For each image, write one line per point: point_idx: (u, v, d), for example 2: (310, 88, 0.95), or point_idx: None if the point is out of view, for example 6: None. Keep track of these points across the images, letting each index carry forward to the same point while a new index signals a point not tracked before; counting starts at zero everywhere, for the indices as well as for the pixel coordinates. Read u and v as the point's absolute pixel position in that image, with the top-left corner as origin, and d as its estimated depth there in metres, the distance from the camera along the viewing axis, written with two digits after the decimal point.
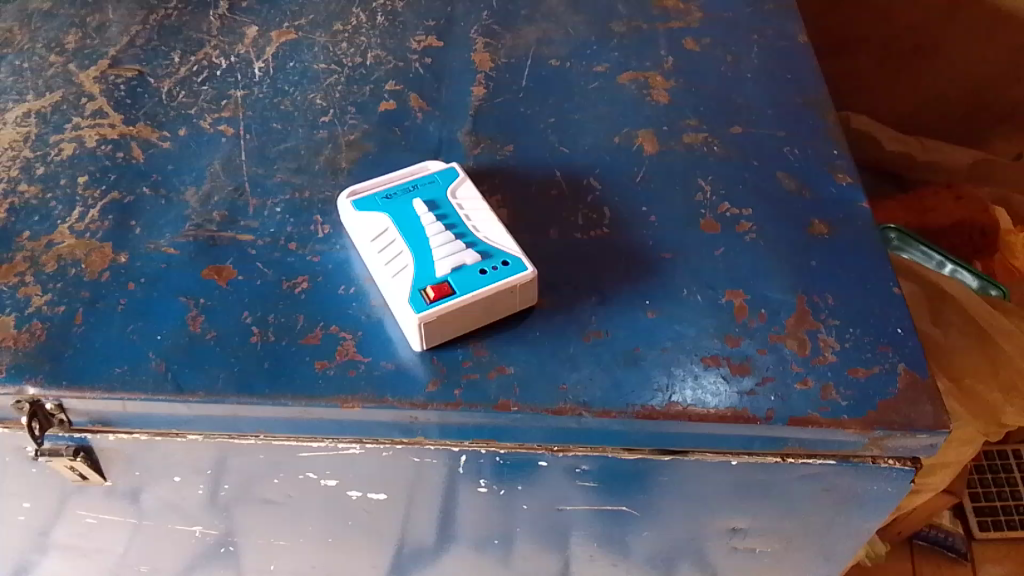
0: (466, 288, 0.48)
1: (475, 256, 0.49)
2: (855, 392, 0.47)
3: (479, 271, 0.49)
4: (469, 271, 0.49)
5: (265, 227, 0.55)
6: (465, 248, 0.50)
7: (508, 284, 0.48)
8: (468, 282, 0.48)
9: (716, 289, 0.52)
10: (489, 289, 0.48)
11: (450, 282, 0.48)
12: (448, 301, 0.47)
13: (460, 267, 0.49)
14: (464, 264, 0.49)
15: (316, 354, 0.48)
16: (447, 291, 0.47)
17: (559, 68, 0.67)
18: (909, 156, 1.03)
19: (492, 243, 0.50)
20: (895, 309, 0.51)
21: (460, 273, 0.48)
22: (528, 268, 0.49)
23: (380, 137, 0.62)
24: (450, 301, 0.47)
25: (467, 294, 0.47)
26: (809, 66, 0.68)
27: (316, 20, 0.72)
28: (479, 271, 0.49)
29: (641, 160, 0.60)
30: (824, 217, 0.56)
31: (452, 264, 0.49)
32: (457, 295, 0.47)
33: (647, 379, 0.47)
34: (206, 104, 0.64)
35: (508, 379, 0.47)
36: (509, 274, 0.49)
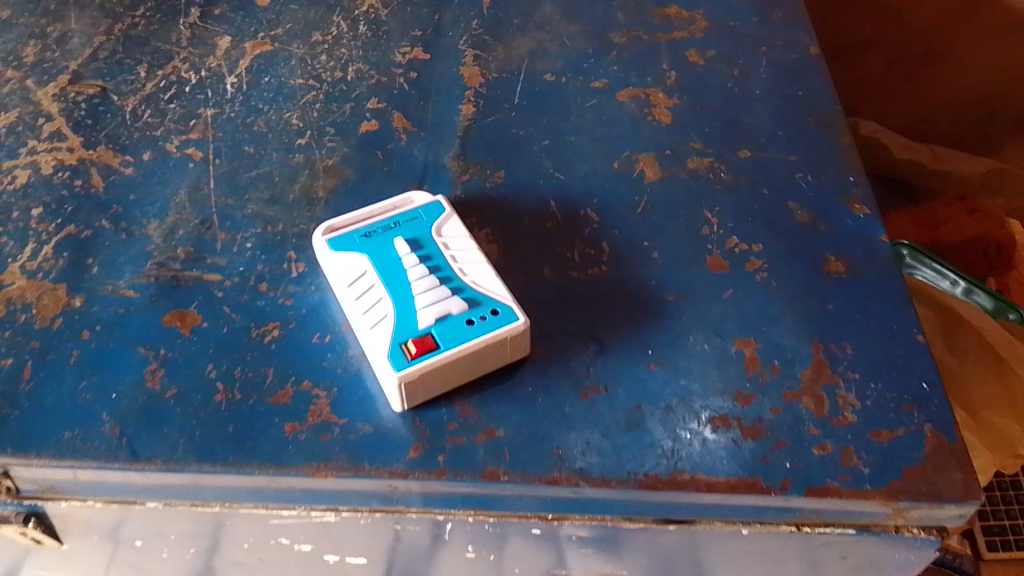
0: (451, 342, 0.43)
1: (461, 304, 0.45)
2: (877, 458, 0.43)
3: (465, 321, 0.44)
4: (455, 321, 0.44)
5: (234, 265, 0.51)
6: (451, 295, 0.45)
7: (497, 337, 0.44)
8: (453, 335, 0.44)
9: (724, 337, 0.48)
10: (476, 343, 0.43)
11: (433, 334, 0.44)
12: (431, 356, 0.43)
13: (444, 317, 0.44)
14: (449, 313, 0.44)
15: (286, 416, 0.44)
16: (431, 345, 0.43)
17: (555, 83, 0.63)
18: (920, 165, 0.97)
19: (480, 288, 0.46)
20: (920, 360, 0.47)
21: (444, 324, 0.44)
22: (519, 319, 0.45)
23: (360, 162, 0.57)
24: (433, 357, 0.43)
25: (451, 349, 0.43)
26: (822, 81, 0.63)
27: (294, 29, 0.67)
28: (466, 322, 0.44)
29: (642, 188, 0.56)
30: (841, 254, 0.52)
31: (437, 314, 0.44)
32: (441, 351, 0.43)
33: (650, 444, 0.43)
34: (173, 123, 0.59)
35: (498, 444, 0.43)
36: (499, 325, 0.44)
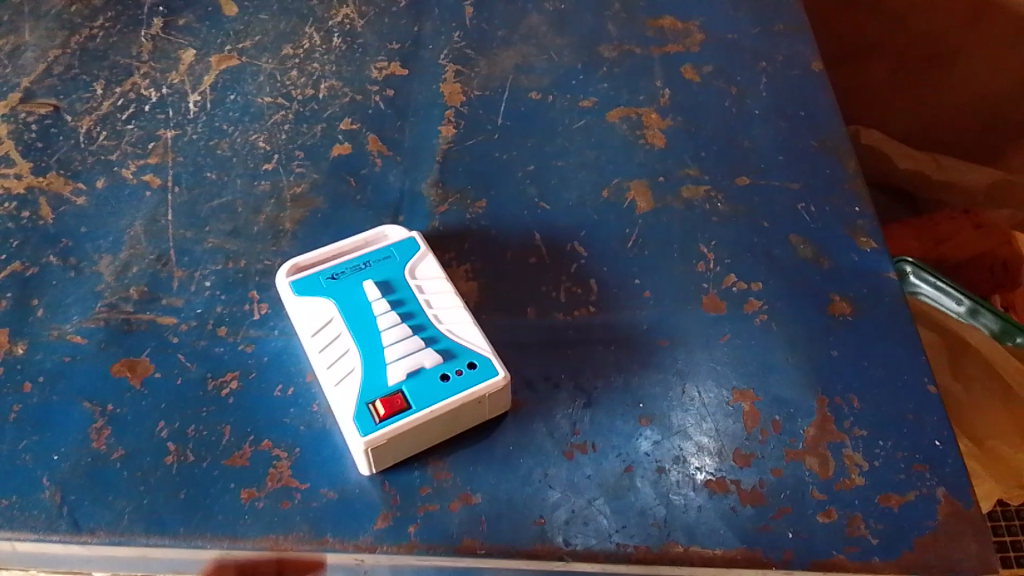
0: (423, 401, 0.40)
1: (436, 357, 0.41)
2: (886, 527, 0.39)
3: (440, 376, 0.41)
4: (428, 376, 0.41)
5: (191, 307, 0.47)
6: (425, 346, 0.42)
7: (474, 395, 0.40)
8: (426, 393, 0.40)
9: (720, 388, 0.44)
10: (451, 402, 0.40)
11: (404, 392, 0.40)
12: (401, 418, 0.39)
13: (417, 371, 0.41)
14: (422, 367, 0.41)
15: (243, 480, 0.40)
16: (401, 405, 0.40)
17: (540, 102, 0.59)
18: (922, 176, 0.93)
19: (457, 338, 0.43)
20: (932, 414, 0.43)
21: (416, 380, 0.40)
22: (498, 373, 0.41)
23: (331, 189, 0.53)
24: (404, 419, 0.39)
25: (424, 410, 0.39)
26: (826, 100, 0.59)
27: (263, 42, 0.62)
28: (440, 377, 0.41)
29: (633, 219, 0.52)
30: (846, 293, 0.48)
31: (409, 368, 0.41)
32: (413, 412, 0.39)
33: (640, 511, 0.40)
34: (130, 146, 0.55)
35: (475, 512, 0.40)
36: (476, 381, 0.41)
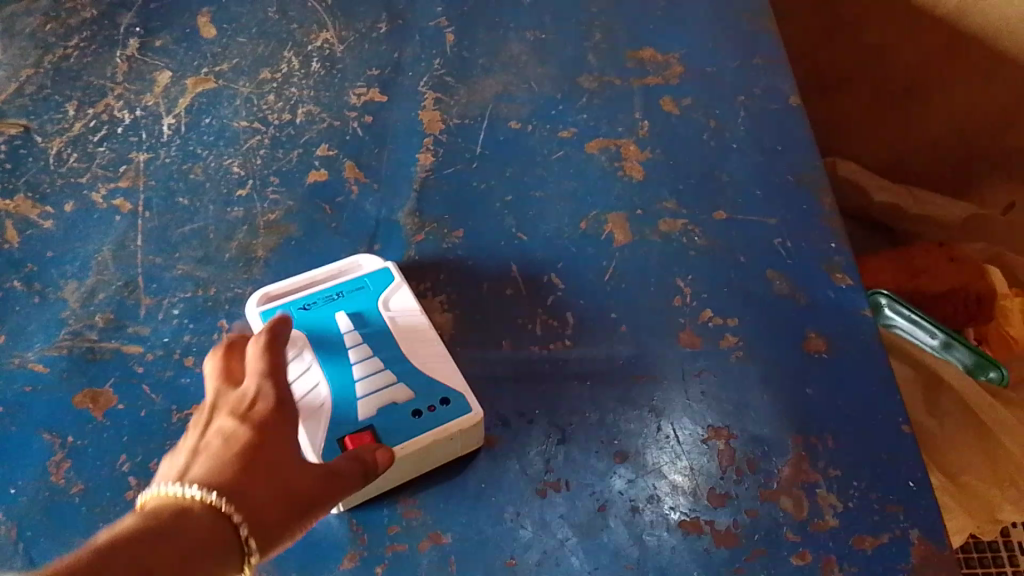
0: (393, 439, 0.39)
1: (407, 392, 0.41)
2: (860, 570, 0.39)
3: (412, 413, 0.40)
4: (400, 413, 0.40)
5: (158, 335, 0.46)
6: (396, 381, 0.41)
7: (446, 432, 0.40)
8: (396, 430, 0.39)
9: (696, 425, 0.44)
10: (423, 439, 0.39)
11: (374, 429, 0.39)
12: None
13: (388, 407, 0.40)
14: (394, 403, 0.40)
15: None
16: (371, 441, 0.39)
17: (520, 131, 0.58)
18: (898, 208, 0.92)
19: (430, 372, 0.42)
20: (907, 455, 0.43)
21: (387, 415, 0.40)
22: (471, 410, 0.41)
23: (305, 217, 0.52)
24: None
25: (394, 447, 0.39)
26: (806, 134, 0.59)
27: (240, 65, 0.62)
28: (412, 413, 0.40)
29: (610, 252, 0.52)
30: (822, 330, 0.48)
31: (379, 404, 0.40)
32: None
33: (613, 553, 0.40)
34: (101, 169, 0.54)
35: (444, 553, 0.39)
36: (448, 418, 0.40)
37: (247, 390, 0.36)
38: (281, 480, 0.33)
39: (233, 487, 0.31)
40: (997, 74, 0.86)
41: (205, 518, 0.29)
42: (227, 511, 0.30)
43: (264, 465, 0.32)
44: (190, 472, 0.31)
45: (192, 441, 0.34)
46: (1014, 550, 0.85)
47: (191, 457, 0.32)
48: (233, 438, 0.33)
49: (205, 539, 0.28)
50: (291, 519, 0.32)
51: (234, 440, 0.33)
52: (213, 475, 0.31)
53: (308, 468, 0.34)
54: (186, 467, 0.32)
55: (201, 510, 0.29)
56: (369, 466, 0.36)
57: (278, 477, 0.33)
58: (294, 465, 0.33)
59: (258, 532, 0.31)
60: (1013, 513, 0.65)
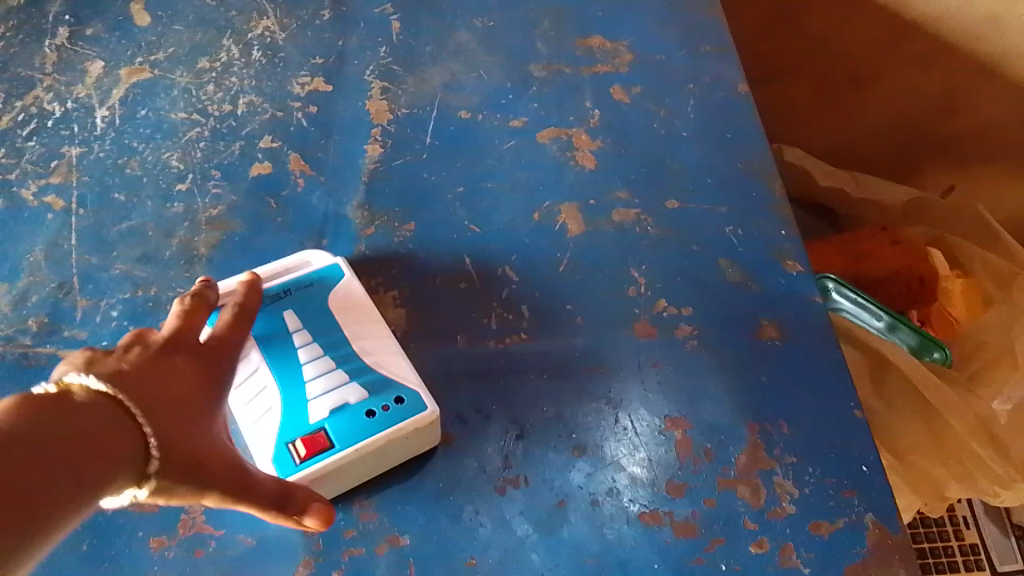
0: (347, 440, 0.38)
1: (360, 392, 0.40)
2: (817, 555, 0.40)
3: (365, 412, 0.39)
4: (353, 413, 0.39)
5: (95, 338, 0.44)
6: (348, 381, 0.40)
7: (401, 431, 0.39)
8: (350, 431, 0.38)
9: (653, 416, 0.44)
10: (378, 438, 0.38)
11: (326, 431, 0.38)
12: (323, 459, 0.37)
13: (341, 408, 0.39)
14: (346, 404, 0.39)
15: (151, 527, 0.38)
16: (324, 444, 0.38)
17: (470, 121, 0.57)
18: (842, 193, 0.94)
19: (383, 371, 0.41)
20: (860, 439, 0.43)
21: (340, 416, 0.39)
22: (427, 408, 0.40)
23: (249, 212, 0.51)
24: (327, 459, 0.37)
25: (348, 448, 0.38)
26: (756, 122, 0.59)
27: (177, 54, 0.59)
28: (366, 413, 0.39)
29: (564, 243, 0.51)
30: (775, 317, 0.48)
31: (331, 405, 0.39)
32: (336, 450, 0.38)
33: (574, 548, 0.39)
34: (31, 165, 0.52)
35: (402, 555, 0.39)
36: (403, 416, 0.39)
37: (207, 348, 0.36)
38: (204, 437, 0.32)
39: (157, 415, 0.30)
40: (941, 60, 0.87)
41: (126, 429, 0.28)
42: (149, 432, 0.29)
43: (190, 413, 0.32)
44: (130, 376, 0.31)
45: (141, 350, 0.33)
46: (959, 524, 0.87)
47: (136, 362, 0.32)
48: (177, 376, 0.33)
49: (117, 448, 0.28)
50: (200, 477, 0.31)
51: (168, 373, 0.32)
52: (152, 396, 0.30)
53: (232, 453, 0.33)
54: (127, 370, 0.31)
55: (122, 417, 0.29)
56: (281, 501, 0.34)
57: (201, 432, 0.32)
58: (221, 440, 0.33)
59: (166, 467, 0.29)
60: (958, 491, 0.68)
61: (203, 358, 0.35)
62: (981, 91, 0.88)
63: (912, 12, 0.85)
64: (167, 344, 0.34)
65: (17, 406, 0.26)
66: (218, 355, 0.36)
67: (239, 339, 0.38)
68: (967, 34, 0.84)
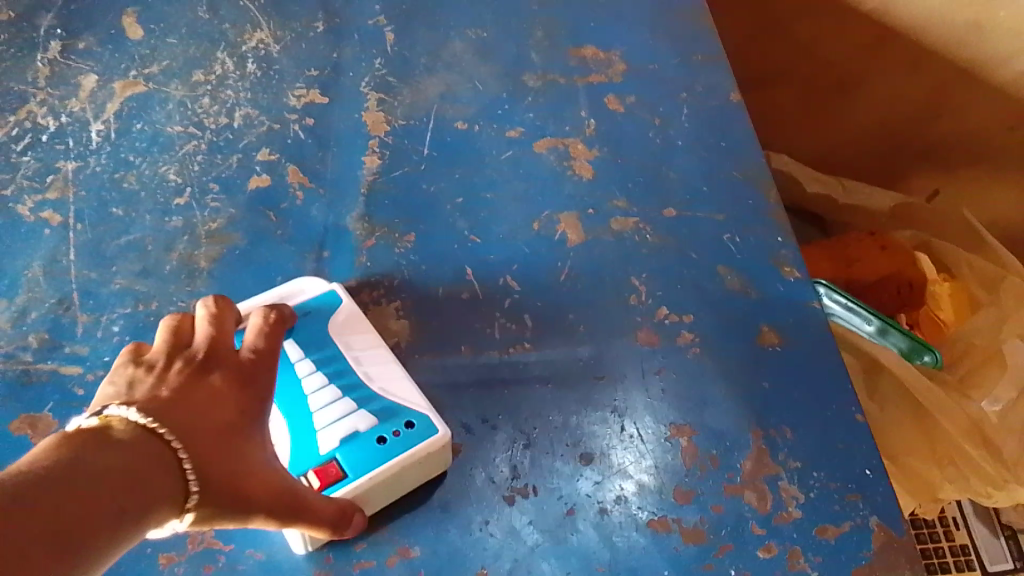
0: (360, 469, 0.38)
1: (369, 420, 0.40)
2: (825, 560, 0.40)
3: (376, 440, 0.39)
4: (363, 441, 0.39)
5: (97, 354, 0.44)
6: (356, 409, 0.40)
7: (415, 456, 0.39)
8: (363, 460, 0.39)
9: (658, 423, 0.44)
10: (391, 465, 0.39)
11: (338, 461, 0.38)
12: (338, 489, 0.38)
13: (351, 437, 0.39)
14: (356, 432, 0.40)
15: (159, 544, 0.38)
16: (337, 474, 0.38)
17: (467, 132, 0.57)
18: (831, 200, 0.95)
19: (391, 396, 0.42)
20: (863, 443, 0.44)
21: (350, 446, 0.39)
22: (438, 431, 0.40)
23: (249, 224, 0.51)
24: (341, 489, 0.38)
25: (362, 477, 0.38)
26: (749, 130, 0.59)
27: (171, 67, 0.59)
28: (377, 441, 0.39)
29: (565, 252, 0.51)
30: (775, 323, 0.49)
31: (341, 434, 0.39)
32: (350, 480, 0.38)
33: (584, 556, 0.40)
34: (26, 180, 0.52)
35: (413, 566, 0.39)
36: (415, 441, 0.40)
37: (243, 363, 0.36)
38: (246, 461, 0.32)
39: (196, 441, 0.31)
40: (925, 68, 0.88)
41: (164, 463, 0.29)
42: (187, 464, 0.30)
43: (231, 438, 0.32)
44: (167, 407, 0.31)
45: (177, 373, 0.33)
46: (949, 526, 0.88)
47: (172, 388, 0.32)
48: (215, 398, 0.33)
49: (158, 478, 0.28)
50: (242, 500, 0.32)
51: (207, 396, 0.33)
52: (189, 426, 0.31)
53: (274, 476, 0.33)
54: (164, 399, 0.31)
55: (160, 445, 0.29)
56: (338, 523, 0.36)
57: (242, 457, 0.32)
58: (263, 464, 0.33)
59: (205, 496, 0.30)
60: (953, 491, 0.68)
61: (237, 377, 0.35)
62: (962, 97, 0.89)
63: (895, 20, 0.86)
64: (203, 365, 0.35)
65: (62, 440, 0.27)
66: (253, 373, 0.36)
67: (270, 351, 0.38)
68: (948, 41, 0.85)
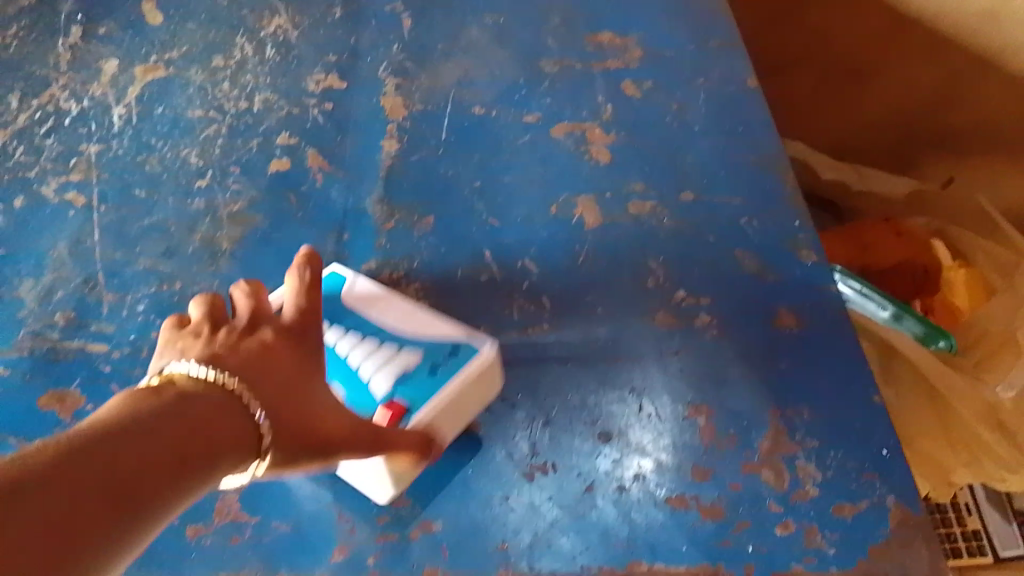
0: (423, 399, 0.40)
1: (416, 355, 0.41)
2: (842, 537, 0.40)
3: (429, 369, 0.41)
4: (419, 374, 0.41)
5: (122, 332, 0.45)
6: (400, 349, 0.42)
7: (469, 374, 0.41)
8: (423, 391, 0.40)
9: (676, 403, 0.45)
10: (451, 386, 0.40)
11: (401, 398, 0.40)
12: (410, 421, 0.39)
13: (405, 374, 0.41)
14: (409, 370, 0.41)
15: (188, 517, 0.39)
16: (404, 408, 0.40)
17: (484, 117, 0.58)
18: (845, 187, 0.96)
19: (431, 333, 0.43)
20: (880, 423, 0.44)
21: (407, 382, 0.41)
22: (484, 347, 0.42)
23: (270, 207, 0.51)
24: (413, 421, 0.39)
25: (428, 406, 0.40)
26: (765, 115, 0.59)
27: (191, 52, 0.60)
28: (430, 370, 0.41)
29: (582, 235, 0.52)
30: (793, 306, 0.49)
31: (395, 374, 0.41)
32: (418, 412, 0.40)
33: (603, 531, 0.40)
34: (50, 163, 0.52)
35: (435, 540, 0.39)
36: (464, 362, 0.41)
37: (289, 321, 0.36)
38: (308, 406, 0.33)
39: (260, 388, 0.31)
40: (939, 56, 0.88)
41: (231, 410, 0.29)
42: (256, 413, 0.30)
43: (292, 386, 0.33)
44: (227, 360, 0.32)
45: (227, 335, 0.34)
46: (962, 512, 0.88)
47: (226, 346, 0.33)
48: (271, 352, 0.34)
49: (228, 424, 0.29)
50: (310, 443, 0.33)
51: (262, 351, 0.33)
52: (252, 375, 0.32)
53: (340, 419, 0.34)
54: (221, 356, 0.32)
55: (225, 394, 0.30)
56: (425, 448, 0.38)
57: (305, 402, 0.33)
58: (326, 407, 0.34)
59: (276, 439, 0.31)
60: (966, 477, 0.69)
61: (288, 333, 0.36)
62: (977, 87, 0.88)
63: (911, 9, 0.86)
64: (250, 326, 0.35)
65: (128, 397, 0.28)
66: (303, 328, 0.36)
67: (315, 305, 0.38)
68: (964, 27, 0.85)
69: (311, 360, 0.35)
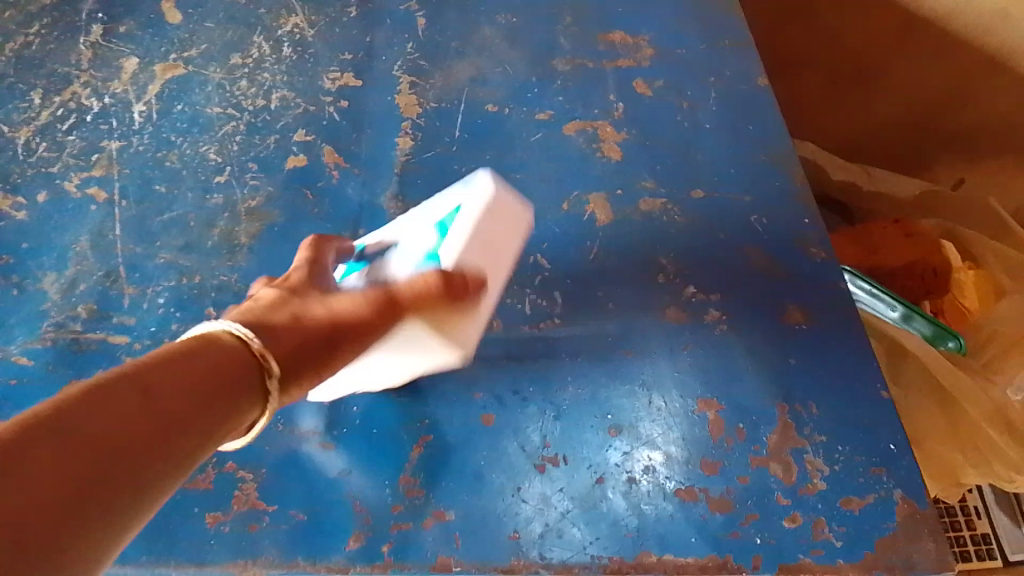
0: (447, 236, 0.39)
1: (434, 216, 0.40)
2: (849, 530, 0.41)
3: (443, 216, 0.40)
4: (439, 225, 0.39)
5: (143, 324, 0.46)
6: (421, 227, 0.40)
7: (479, 199, 0.39)
8: (446, 230, 0.39)
9: (685, 398, 0.45)
10: (467, 212, 0.39)
11: (430, 250, 0.39)
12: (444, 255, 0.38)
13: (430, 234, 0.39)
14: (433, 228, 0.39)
15: (207, 505, 0.40)
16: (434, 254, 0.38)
17: (497, 114, 0.59)
18: (854, 186, 0.96)
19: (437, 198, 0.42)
20: (888, 418, 0.45)
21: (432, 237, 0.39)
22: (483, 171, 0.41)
23: (287, 203, 0.52)
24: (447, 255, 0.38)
25: (455, 237, 0.38)
26: (776, 113, 0.60)
27: (209, 50, 0.61)
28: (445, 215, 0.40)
29: (594, 232, 0.52)
30: (801, 302, 0.49)
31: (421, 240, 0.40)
32: (447, 247, 0.38)
33: (614, 523, 0.41)
34: (72, 158, 0.54)
35: (448, 529, 0.40)
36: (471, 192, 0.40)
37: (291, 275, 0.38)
38: (304, 325, 0.34)
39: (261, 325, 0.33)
40: (949, 56, 0.88)
41: (236, 360, 0.30)
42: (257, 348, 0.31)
43: (290, 313, 0.34)
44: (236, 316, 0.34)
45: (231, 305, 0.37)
46: (971, 515, 0.88)
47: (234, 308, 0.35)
48: (271, 299, 0.35)
49: (232, 370, 0.29)
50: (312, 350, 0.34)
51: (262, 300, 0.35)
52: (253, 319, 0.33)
53: (341, 312, 0.35)
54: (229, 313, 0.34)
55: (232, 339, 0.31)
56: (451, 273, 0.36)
57: (301, 322, 0.34)
58: (325, 312, 0.35)
59: (276, 358, 0.32)
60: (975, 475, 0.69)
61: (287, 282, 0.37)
62: (990, 89, 0.88)
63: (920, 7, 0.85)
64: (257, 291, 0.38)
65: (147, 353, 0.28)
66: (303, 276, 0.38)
67: (319, 255, 0.41)
68: (976, 28, 0.84)
69: (310, 291, 0.37)
